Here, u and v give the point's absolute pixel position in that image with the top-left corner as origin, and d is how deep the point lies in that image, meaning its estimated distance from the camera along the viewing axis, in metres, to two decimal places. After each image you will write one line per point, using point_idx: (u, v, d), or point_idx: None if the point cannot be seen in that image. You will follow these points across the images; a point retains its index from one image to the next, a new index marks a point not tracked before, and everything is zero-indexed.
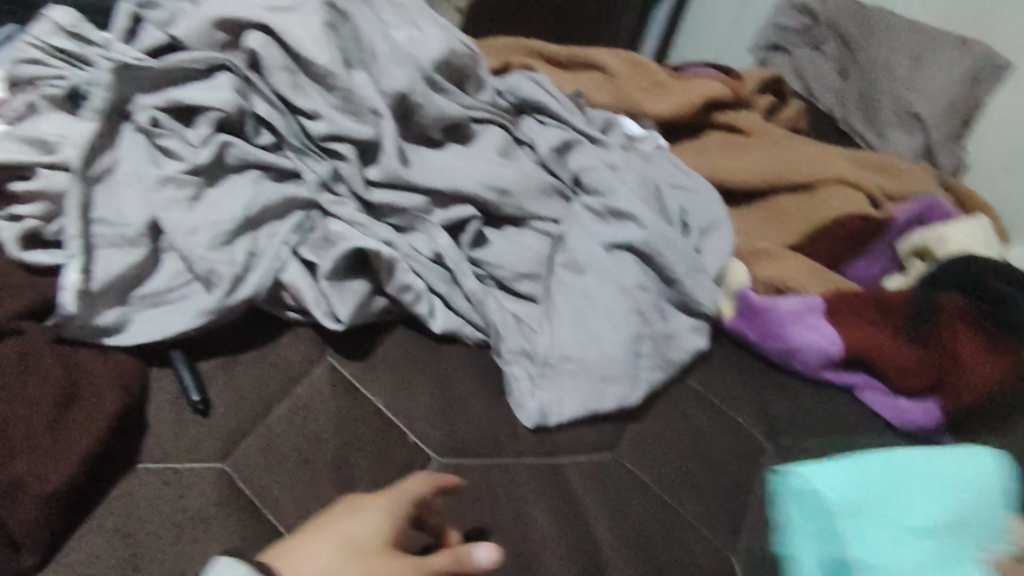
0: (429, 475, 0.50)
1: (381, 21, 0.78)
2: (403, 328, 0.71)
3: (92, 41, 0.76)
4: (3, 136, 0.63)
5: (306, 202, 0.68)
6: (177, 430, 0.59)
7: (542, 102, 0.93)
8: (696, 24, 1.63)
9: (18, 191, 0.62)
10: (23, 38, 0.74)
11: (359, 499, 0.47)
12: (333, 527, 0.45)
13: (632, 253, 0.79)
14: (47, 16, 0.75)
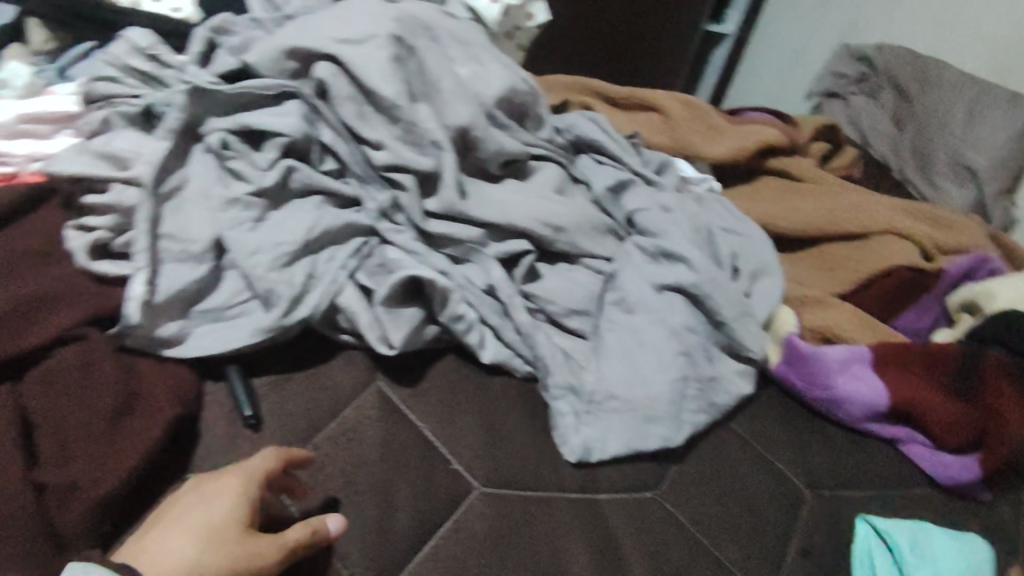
0: (277, 448, 0.55)
1: (446, 57, 0.80)
2: (453, 357, 0.72)
3: (170, 63, 0.79)
4: (79, 151, 0.67)
5: (365, 229, 0.71)
6: (228, 445, 0.60)
7: (599, 142, 0.95)
8: (752, 70, 1.64)
9: (93, 204, 0.65)
10: (103, 58, 0.78)
11: (213, 481, 0.52)
12: (186, 517, 0.49)
13: (682, 294, 0.79)
14: (125, 38, 0.79)
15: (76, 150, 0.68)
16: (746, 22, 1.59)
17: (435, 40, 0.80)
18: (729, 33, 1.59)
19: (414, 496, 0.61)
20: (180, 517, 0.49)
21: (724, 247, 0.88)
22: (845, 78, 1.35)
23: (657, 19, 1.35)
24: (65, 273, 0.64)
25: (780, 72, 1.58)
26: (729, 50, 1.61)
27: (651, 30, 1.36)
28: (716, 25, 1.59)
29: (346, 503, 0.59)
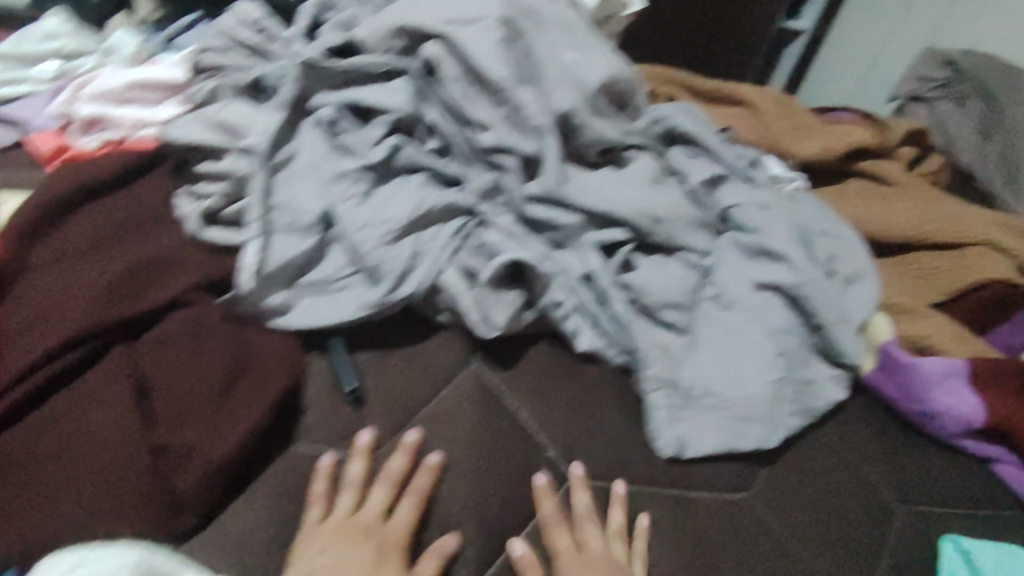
0: (419, 490, 0.58)
1: (551, 40, 0.79)
2: (548, 342, 0.71)
3: (278, 37, 0.79)
4: (195, 120, 0.68)
5: (464, 211, 0.70)
6: (332, 416, 0.61)
7: (692, 134, 0.91)
8: (829, 68, 1.58)
9: (208, 172, 0.66)
10: (215, 29, 0.80)
11: (356, 517, 0.55)
12: (332, 550, 0.53)
13: (780, 295, 0.77)
14: (237, 9, 0.80)
15: (194, 117, 0.69)
16: (825, 20, 1.52)
17: (539, 23, 0.79)
18: (805, 31, 1.51)
19: (509, 482, 0.62)
20: (325, 548, 0.53)
21: (820, 249, 0.86)
22: (929, 81, 1.24)
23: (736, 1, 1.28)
24: (178, 240, 0.65)
25: (857, 71, 1.52)
26: (804, 46, 1.54)
27: (728, 11, 1.29)
28: (793, 21, 1.51)
29: (448, 482, 0.60)
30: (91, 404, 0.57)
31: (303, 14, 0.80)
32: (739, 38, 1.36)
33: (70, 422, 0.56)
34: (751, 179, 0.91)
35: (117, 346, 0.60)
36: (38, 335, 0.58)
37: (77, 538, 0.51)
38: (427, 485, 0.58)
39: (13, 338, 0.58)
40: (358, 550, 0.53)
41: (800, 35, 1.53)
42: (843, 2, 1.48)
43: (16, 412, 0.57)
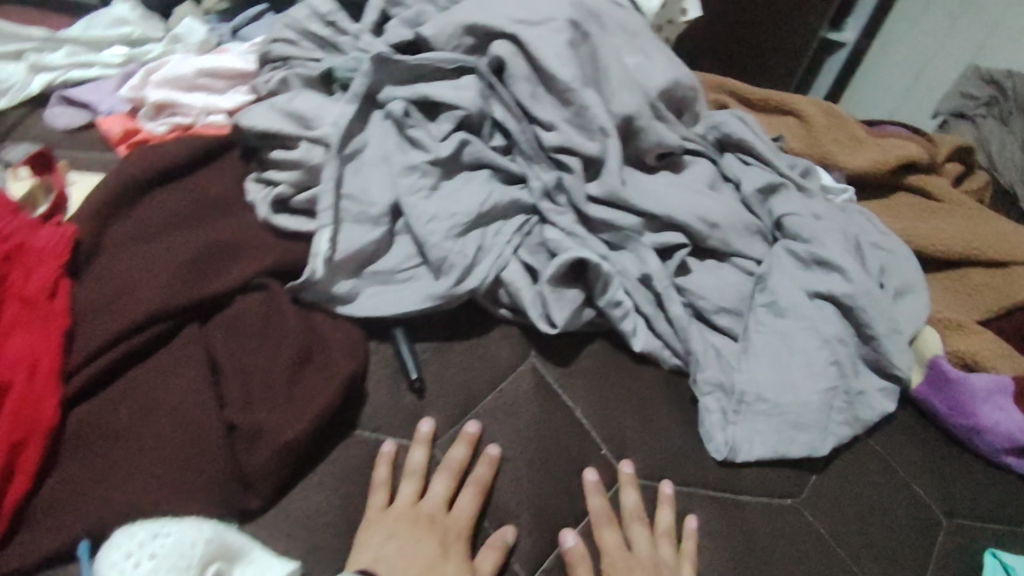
0: (477, 481, 0.59)
1: (615, 45, 0.80)
2: (602, 341, 0.72)
3: (346, 31, 0.80)
4: (269, 109, 0.71)
5: (527, 207, 0.71)
6: (393, 403, 0.62)
7: (747, 141, 0.90)
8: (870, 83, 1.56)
9: (280, 159, 0.68)
10: (284, 21, 0.82)
11: (420, 506, 0.57)
12: (399, 536, 0.54)
13: (834, 304, 0.76)
14: (307, 2, 0.82)
15: (269, 107, 0.71)
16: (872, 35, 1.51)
17: (603, 28, 0.80)
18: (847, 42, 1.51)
19: (562, 479, 0.62)
20: (393, 534, 0.54)
21: (873, 260, 0.84)
22: (974, 99, 1.27)
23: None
24: (250, 225, 0.68)
25: (899, 88, 1.49)
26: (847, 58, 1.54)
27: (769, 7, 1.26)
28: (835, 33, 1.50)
29: (506, 474, 0.61)
30: (163, 383, 0.58)
31: (370, 8, 0.82)
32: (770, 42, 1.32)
33: (142, 401, 0.57)
34: (806, 188, 0.89)
35: (189, 327, 0.61)
36: (113, 314, 0.59)
37: (151, 513, 0.52)
38: (487, 476, 0.59)
39: (88, 317, 0.59)
40: (422, 535, 0.54)
41: (841, 47, 1.52)
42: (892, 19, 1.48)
43: (89, 390, 0.58)
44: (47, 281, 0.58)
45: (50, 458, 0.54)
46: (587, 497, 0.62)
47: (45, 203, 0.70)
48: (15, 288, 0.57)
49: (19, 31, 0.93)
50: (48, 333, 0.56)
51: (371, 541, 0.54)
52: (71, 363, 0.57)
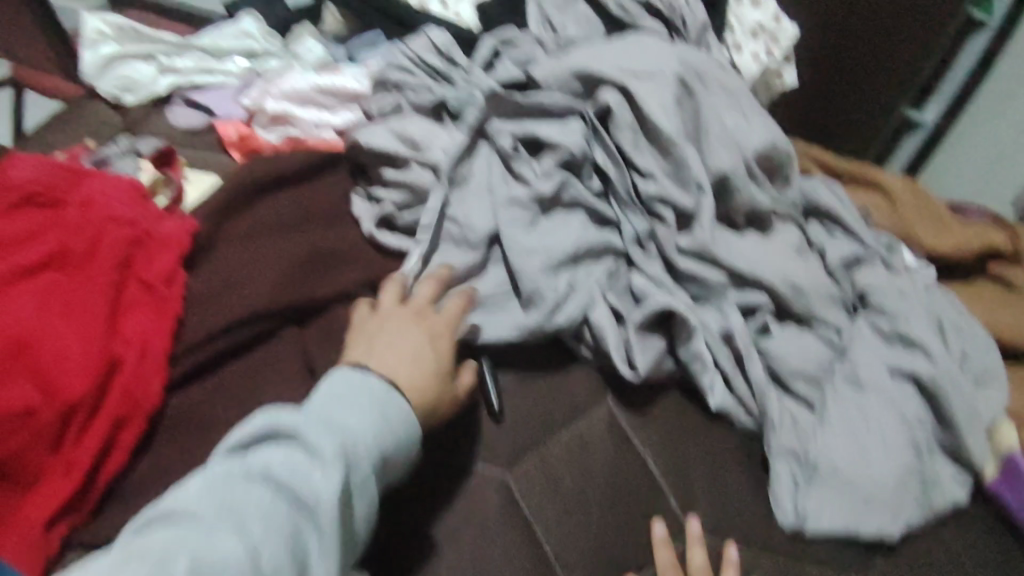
0: (457, 301, 0.64)
1: (718, 104, 0.81)
2: (680, 393, 0.73)
3: (459, 64, 0.84)
4: (384, 129, 0.74)
5: (618, 251, 0.73)
6: (470, 426, 0.65)
7: (835, 211, 0.90)
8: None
9: (388, 178, 0.73)
10: (402, 48, 0.86)
11: (401, 310, 0.62)
12: (383, 333, 0.59)
13: (914, 384, 0.75)
14: (426, 33, 0.86)
15: (384, 126, 0.74)
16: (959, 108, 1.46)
17: (708, 87, 0.82)
18: (927, 124, 1.33)
19: (628, 524, 0.64)
20: (375, 333, 0.60)
21: (956, 343, 0.81)
22: None
23: (870, 45, 1.21)
24: (354, 238, 0.72)
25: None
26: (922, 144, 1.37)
27: (858, 51, 1.23)
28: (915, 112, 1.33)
29: (573, 511, 0.62)
30: (258, 379, 0.62)
31: (483, 45, 0.86)
32: (849, 90, 1.28)
33: (241, 392, 0.61)
34: (891, 264, 0.88)
35: (286, 328, 0.65)
36: (222, 306, 0.64)
37: None
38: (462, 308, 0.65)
39: (196, 307, 0.64)
40: (409, 334, 0.59)
41: (917, 129, 1.35)
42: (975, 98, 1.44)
43: (189, 377, 0.62)
44: (166, 269, 0.64)
45: (148, 437, 0.59)
46: (655, 552, 0.62)
47: (166, 193, 0.75)
48: (137, 273, 0.63)
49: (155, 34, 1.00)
50: (160, 317, 0.62)
51: (359, 341, 0.59)
52: (178, 348, 0.62)
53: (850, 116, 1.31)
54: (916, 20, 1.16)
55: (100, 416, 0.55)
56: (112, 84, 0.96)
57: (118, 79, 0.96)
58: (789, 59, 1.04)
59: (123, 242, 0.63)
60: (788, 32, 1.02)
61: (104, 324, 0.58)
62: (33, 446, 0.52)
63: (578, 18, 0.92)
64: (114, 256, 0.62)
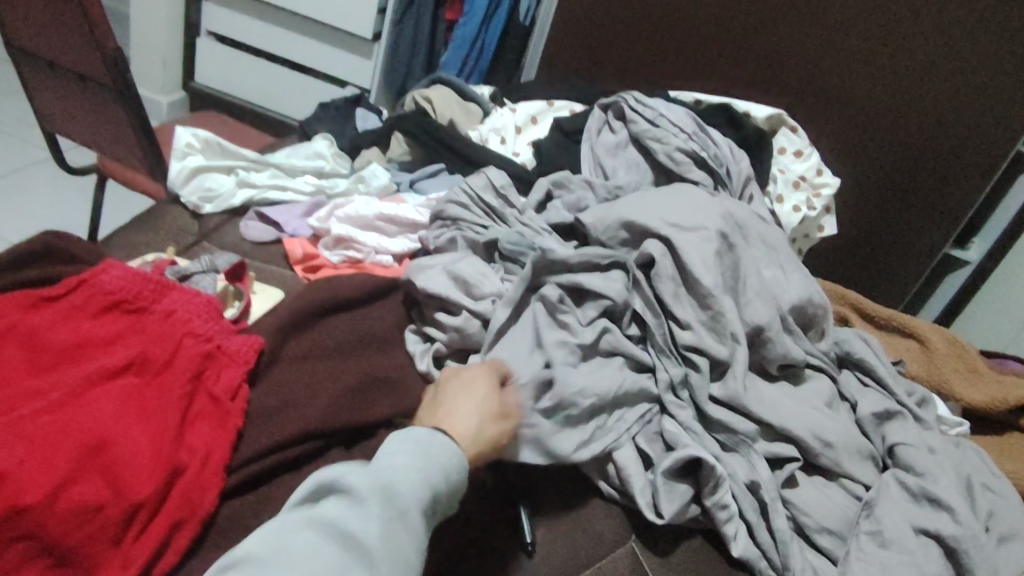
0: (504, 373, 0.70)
1: (756, 257, 0.86)
2: (701, 538, 0.75)
3: (514, 205, 0.93)
4: (441, 271, 0.82)
5: (651, 397, 0.77)
6: (501, 557, 0.68)
7: (868, 363, 0.92)
8: (988, 310, 1.50)
9: (440, 318, 0.79)
10: (461, 186, 0.94)
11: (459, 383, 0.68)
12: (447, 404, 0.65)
13: (938, 544, 0.74)
14: (485, 173, 0.95)
15: (440, 270, 0.82)
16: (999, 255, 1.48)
17: (748, 238, 0.87)
18: (970, 262, 1.50)
19: None
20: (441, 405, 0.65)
21: (983, 502, 0.80)
22: None
23: (915, 201, 1.39)
24: (406, 370, 0.78)
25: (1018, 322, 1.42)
26: (968, 279, 1.51)
27: (922, 166, 1.35)
28: (959, 250, 1.52)
29: None
30: None
31: (536, 188, 0.94)
32: (905, 231, 1.43)
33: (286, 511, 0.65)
34: (922, 420, 0.88)
35: (334, 448, 0.71)
36: (278, 423, 0.69)
37: None
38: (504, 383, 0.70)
39: (254, 423, 0.69)
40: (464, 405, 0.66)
41: (965, 265, 1.52)
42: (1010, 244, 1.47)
43: (242, 486, 0.66)
44: (232, 384, 0.69)
45: (198, 541, 0.62)
46: None
47: (236, 304, 0.81)
48: (207, 384, 0.68)
49: (238, 150, 1.09)
50: (223, 431, 0.66)
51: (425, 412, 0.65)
52: (235, 459, 0.66)
53: (915, 238, 1.43)
54: (963, 167, 1.33)
55: (159, 517, 0.59)
56: (192, 193, 1.02)
57: (199, 189, 1.03)
58: (829, 211, 1.10)
59: (198, 356, 0.68)
60: (828, 185, 1.07)
61: (173, 431, 0.63)
62: (97, 542, 0.56)
63: (627, 162, 1.01)
64: (188, 369, 0.67)
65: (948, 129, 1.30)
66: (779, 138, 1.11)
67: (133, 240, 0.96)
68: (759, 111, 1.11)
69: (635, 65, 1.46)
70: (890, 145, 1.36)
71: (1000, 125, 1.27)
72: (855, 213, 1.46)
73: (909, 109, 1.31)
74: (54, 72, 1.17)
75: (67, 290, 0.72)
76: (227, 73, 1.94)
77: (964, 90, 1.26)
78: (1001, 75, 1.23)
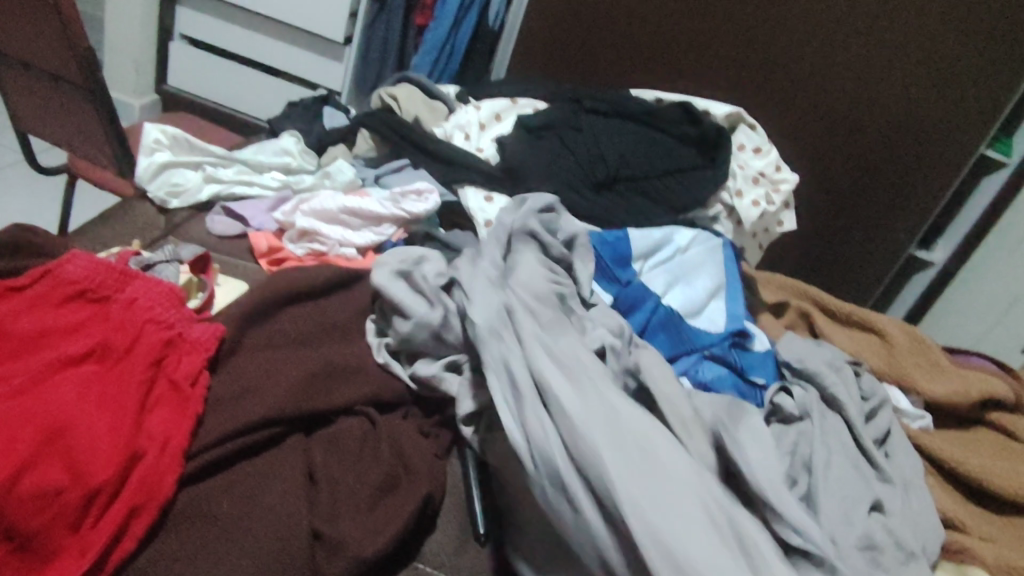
0: None
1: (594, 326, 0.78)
2: None
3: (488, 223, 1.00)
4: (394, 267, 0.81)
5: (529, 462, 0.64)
6: (459, 545, 0.70)
7: (810, 369, 0.86)
8: (952, 310, 1.55)
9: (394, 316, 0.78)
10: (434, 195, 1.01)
11: None
12: None
13: (880, 515, 0.73)
14: (465, 192, 1.04)
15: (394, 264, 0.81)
16: (959, 254, 1.53)
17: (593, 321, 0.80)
18: (935, 262, 1.54)
19: None
20: None
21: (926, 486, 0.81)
22: None
23: (881, 203, 1.43)
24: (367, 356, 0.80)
25: (978, 324, 1.46)
26: (933, 280, 1.57)
27: (884, 160, 1.39)
28: (925, 252, 1.56)
29: None
30: (261, 485, 0.66)
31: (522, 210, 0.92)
32: (873, 232, 1.47)
33: (243, 497, 0.65)
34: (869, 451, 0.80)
35: (293, 435, 0.71)
36: (238, 408, 0.69)
37: None
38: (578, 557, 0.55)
39: (213, 409, 0.70)
40: None
41: (930, 266, 1.56)
42: (976, 243, 1.50)
43: (199, 475, 0.66)
44: (192, 370, 0.70)
45: (156, 527, 0.62)
46: None
47: (199, 295, 0.82)
48: (167, 371, 0.69)
49: (205, 147, 1.10)
50: (183, 416, 0.67)
51: None
52: (194, 445, 0.67)
53: (880, 237, 1.47)
54: (928, 169, 1.37)
55: (117, 504, 0.59)
56: (159, 188, 1.03)
57: (165, 184, 1.03)
58: (787, 206, 1.11)
59: (158, 342, 0.69)
60: (786, 180, 1.09)
61: (132, 417, 0.64)
62: (56, 526, 0.57)
63: (588, 162, 1.05)
64: (148, 356, 0.68)
65: (912, 131, 1.35)
66: (739, 134, 1.13)
67: (101, 234, 0.96)
68: (718, 109, 1.13)
69: (605, 72, 1.48)
70: (855, 142, 1.39)
71: (961, 128, 1.32)
72: (822, 213, 1.49)
73: (872, 107, 1.35)
74: (24, 71, 1.17)
75: (32, 281, 0.72)
76: (200, 76, 1.93)
77: (928, 95, 1.31)
78: (961, 76, 1.27)
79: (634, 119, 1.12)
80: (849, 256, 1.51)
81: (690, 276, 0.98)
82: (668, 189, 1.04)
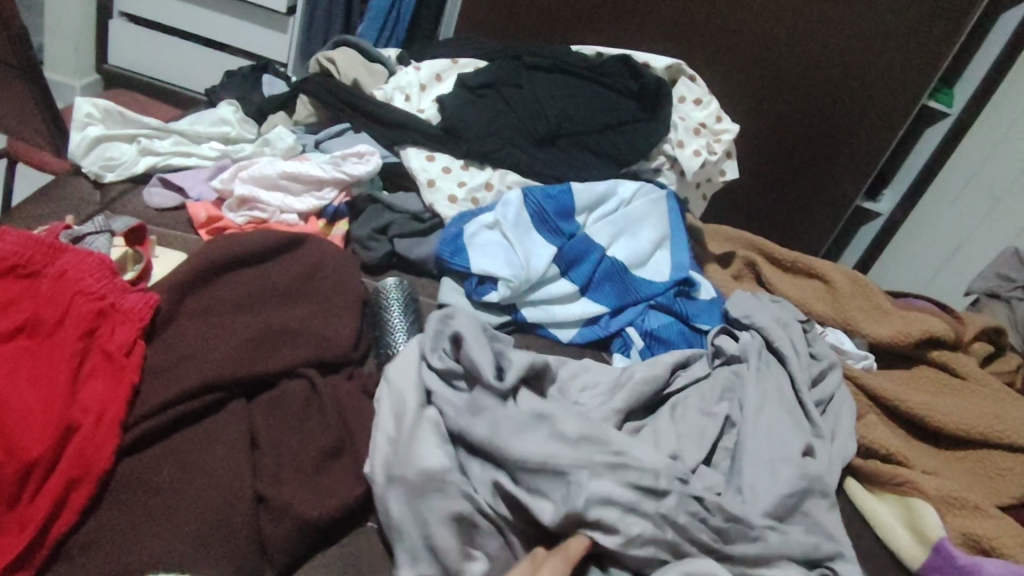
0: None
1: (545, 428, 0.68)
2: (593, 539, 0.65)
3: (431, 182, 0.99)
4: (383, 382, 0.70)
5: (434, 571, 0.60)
6: None
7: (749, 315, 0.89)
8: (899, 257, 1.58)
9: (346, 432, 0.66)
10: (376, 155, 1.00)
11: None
12: None
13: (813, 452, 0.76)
14: (405, 151, 1.03)
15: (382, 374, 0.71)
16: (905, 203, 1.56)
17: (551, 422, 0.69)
18: (883, 212, 1.57)
19: None
20: None
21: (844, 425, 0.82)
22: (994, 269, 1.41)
23: (825, 152, 1.45)
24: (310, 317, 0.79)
25: None
26: (881, 229, 1.59)
27: (826, 109, 1.41)
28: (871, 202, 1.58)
29: None
30: (205, 451, 0.66)
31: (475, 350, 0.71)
32: (822, 184, 1.49)
33: (185, 465, 0.65)
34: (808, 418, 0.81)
35: (236, 400, 0.70)
36: (177, 376, 0.69)
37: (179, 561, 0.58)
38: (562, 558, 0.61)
39: (150, 378, 0.69)
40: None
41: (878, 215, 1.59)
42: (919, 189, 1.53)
43: (139, 445, 0.65)
44: (127, 340, 0.68)
45: (95, 500, 0.61)
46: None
47: (135, 268, 0.80)
48: (100, 342, 0.67)
49: (139, 119, 1.06)
50: (118, 386, 0.66)
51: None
52: (132, 415, 0.66)
53: (827, 187, 1.49)
54: (869, 116, 1.40)
55: (53, 477, 0.59)
56: (93, 162, 0.99)
57: (100, 158, 1.00)
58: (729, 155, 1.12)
59: (90, 314, 0.68)
60: (728, 131, 1.10)
61: (65, 390, 0.62)
62: None
63: (531, 119, 1.04)
64: (80, 328, 0.66)
65: (851, 79, 1.36)
66: (680, 86, 1.14)
67: (34, 211, 0.93)
68: (659, 62, 1.13)
69: (555, 33, 1.45)
70: (797, 92, 1.40)
71: (899, 74, 1.34)
72: (771, 166, 1.50)
73: (812, 57, 1.36)
74: None
75: None
76: (143, 53, 1.87)
77: (866, 43, 1.32)
78: (895, 22, 1.29)
79: (577, 75, 1.12)
80: (798, 207, 1.53)
81: (634, 228, 0.98)
82: (612, 142, 1.03)
